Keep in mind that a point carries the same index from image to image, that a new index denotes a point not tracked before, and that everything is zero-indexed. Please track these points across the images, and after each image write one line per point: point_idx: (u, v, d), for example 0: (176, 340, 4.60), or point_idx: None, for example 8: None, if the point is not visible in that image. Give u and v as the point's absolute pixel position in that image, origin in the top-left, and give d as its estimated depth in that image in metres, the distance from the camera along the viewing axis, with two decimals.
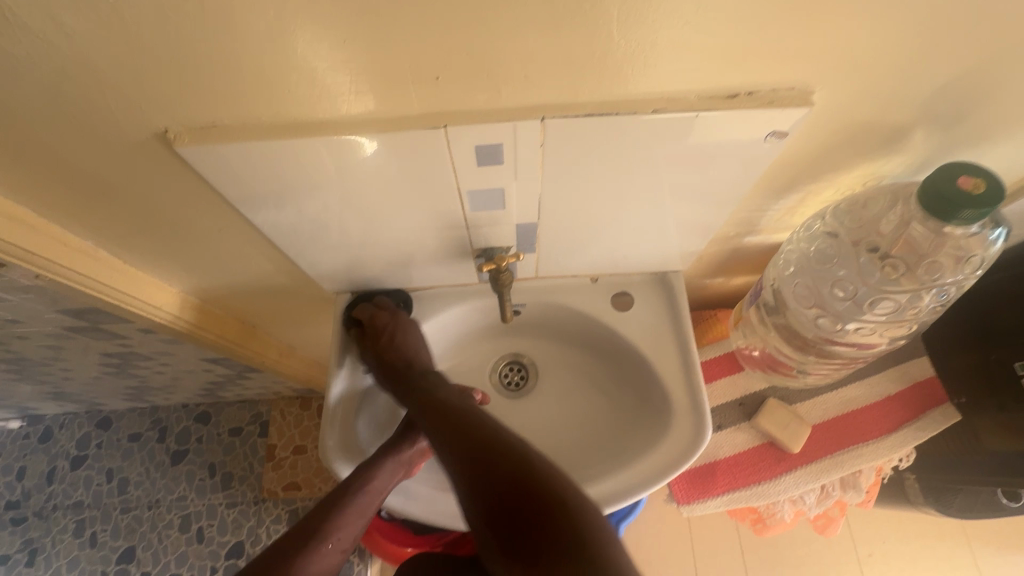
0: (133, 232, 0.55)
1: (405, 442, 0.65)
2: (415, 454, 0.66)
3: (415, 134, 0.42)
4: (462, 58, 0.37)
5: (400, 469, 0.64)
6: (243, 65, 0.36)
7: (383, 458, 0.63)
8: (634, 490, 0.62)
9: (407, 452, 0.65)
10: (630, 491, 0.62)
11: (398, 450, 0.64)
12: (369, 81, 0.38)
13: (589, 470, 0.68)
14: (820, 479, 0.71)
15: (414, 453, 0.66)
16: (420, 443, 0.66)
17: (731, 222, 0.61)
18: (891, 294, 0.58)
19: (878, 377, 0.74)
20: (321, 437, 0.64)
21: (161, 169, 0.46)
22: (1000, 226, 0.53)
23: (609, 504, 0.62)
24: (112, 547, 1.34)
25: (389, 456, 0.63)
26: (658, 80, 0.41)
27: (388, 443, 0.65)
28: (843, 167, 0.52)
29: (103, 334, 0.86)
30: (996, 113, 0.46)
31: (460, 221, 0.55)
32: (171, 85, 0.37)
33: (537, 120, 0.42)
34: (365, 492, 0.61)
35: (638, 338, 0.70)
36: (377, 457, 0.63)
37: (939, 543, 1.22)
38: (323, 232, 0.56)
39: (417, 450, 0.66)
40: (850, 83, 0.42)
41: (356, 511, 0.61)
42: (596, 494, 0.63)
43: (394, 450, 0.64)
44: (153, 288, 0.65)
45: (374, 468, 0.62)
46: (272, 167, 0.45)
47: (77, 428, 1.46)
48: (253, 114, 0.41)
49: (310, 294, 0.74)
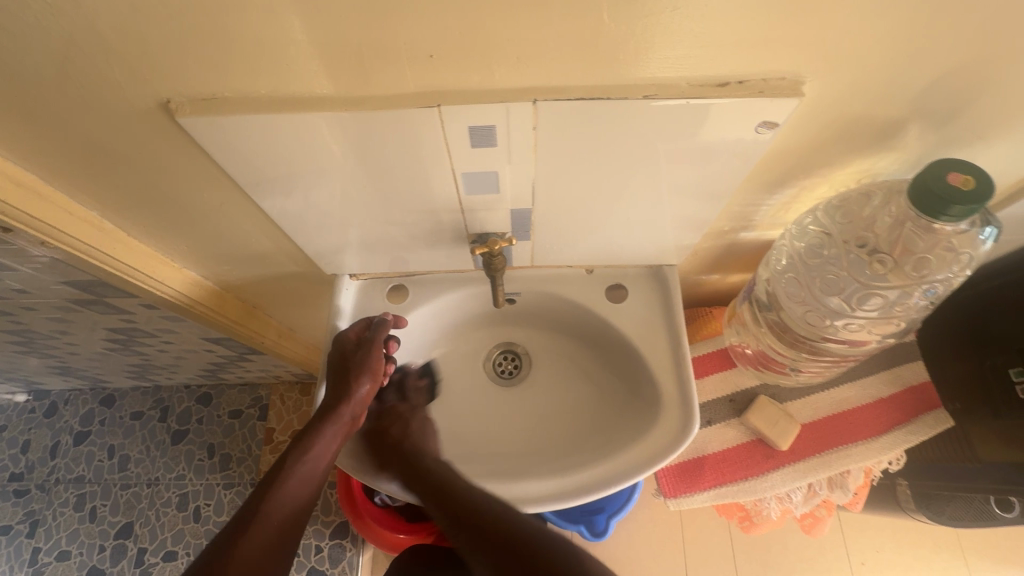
0: (140, 206, 0.57)
1: (341, 402, 0.64)
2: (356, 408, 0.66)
3: (408, 113, 0.43)
4: (455, 37, 0.38)
5: (344, 426, 0.65)
6: (242, 36, 0.37)
7: (322, 422, 0.64)
8: (630, 473, 0.62)
9: (334, 414, 0.64)
10: (618, 478, 0.63)
11: (335, 413, 0.64)
12: (365, 58, 0.39)
13: (564, 461, 0.68)
14: (806, 477, 0.71)
15: (356, 406, 0.66)
16: (357, 396, 0.65)
17: (726, 215, 0.62)
18: (879, 290, 0.58)
19: (870, 378, 0.74)
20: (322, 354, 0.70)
21: (165, 140, 0.47)
22: (991, 225, 0.53)
23: (587, 494, 0.62)
24: (111, 522, 1.36)
25: (326, 423, 0.64)
26: (652, 67, 0.41)
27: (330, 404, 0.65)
28: (837, 163, 0.52)
29: (109, 309, 0.88)
30: (989, 111, 0.46)
31: (455, 205, 0.55)
32: (173, 55, 0.38)
33: (529, 102, 0.42)
34: (307, 460, 0.63)
35: (630, 331, 0.70)
36: (318, 422, 0.64)
37: (934, 555, 1.21)
38: (321, 211, 0.57)
39: (357, 403, 0.66)
40: (842, 75, 0.42)
41: (301, 478, 0.63)
42: (589, 478, 0.63)
43: (334, 409, 0.64)
44: (156, 262, 0.67)
45: (316, 436, 0.63)
46: (273, 144, 0.46)
47: (82, 405, 1.49)
48: (250, 88, 0.42)
49: (308, 276, 0.75)
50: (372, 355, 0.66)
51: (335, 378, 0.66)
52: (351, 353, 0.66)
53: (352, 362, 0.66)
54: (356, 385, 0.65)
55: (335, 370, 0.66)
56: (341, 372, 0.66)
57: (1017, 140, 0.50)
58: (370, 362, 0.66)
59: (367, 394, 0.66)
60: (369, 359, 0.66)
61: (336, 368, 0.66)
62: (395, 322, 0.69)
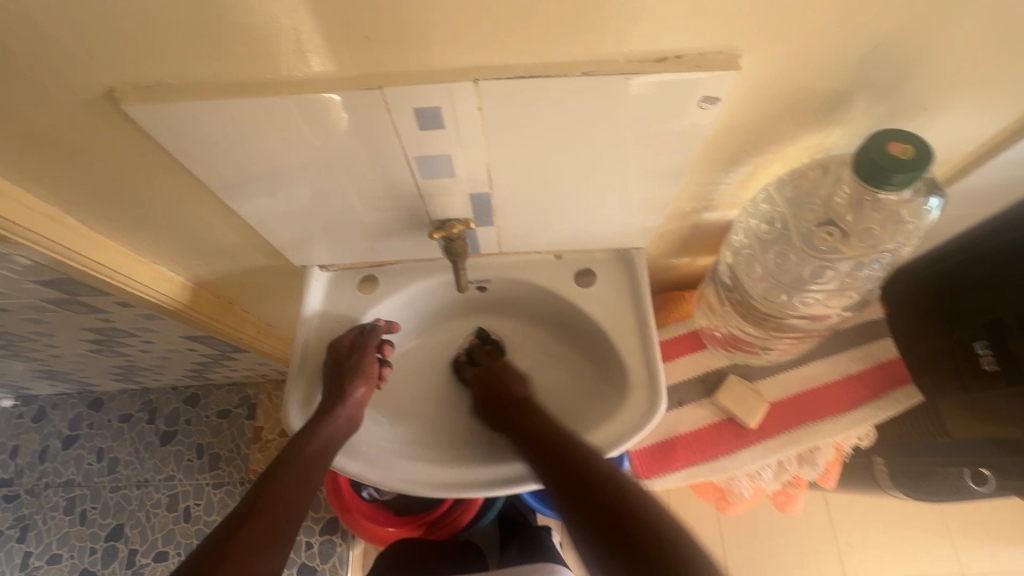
0: (103, 201, 0.57)
1: (336, 403, 0.65)
2: (352, 412, 0.66)
3: (348, 96, 0.43)
4: (389, 17, 0.38)
5: (341, 426, 0.65)
6: (176, 20, 0.38)
7: (318, 425, 0.63)
8: (614, 444, 0.63)
9: (327, 419, 0.64)
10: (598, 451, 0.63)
11: (331, 415, 0.64)
12: (302, 39, 0.40)
13: None
14: (776, 454, 0.72)
15: (352, 408, 0.66)
16: (352, 399, 0.65)
17: (686, 196, 0.62)
18: (833, 263, 0.59)
19: (837, 356, 0.75)
20: (296, 360, 0.70)
21: (116, 130, 0.47)
22: (935, 196, 0.55)
23: None
24: (102, 524, 1.36)
25: (323, 422, 0.64)
26: (586, 44, 0.42)
27: (325, 408, 0.65)
28: (787, 139, 0.53)
29: (85, 308, 0.88)
30: (927, 83, 0.47)
31: (414, 191, 0.56)
32: (110, 39, 0.39)
33: (469, 82, 0.43)
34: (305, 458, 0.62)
35: (598, 314, 0.71)
36: (314, 421, 0.64)
37: (920, 534, 1.22)
38: (282, 201, 0.57)
39: (352, 408, 0.65)
40: (773, 48, 0.43)
41: (300, 475, 0.62)
42: None
43: (330, 414, 0.64)
44: (125, 259, 0.67)
45: (313, 436, 0.63)
46: (222, 129, 0.46)
47: (70, 409, 1.49)
48: (193, 75, 0.42)
49: (279, 267, 0.75)
50: (365, 358, 0.67)
51: (329, 382, 0.66)
52: (343, 357, 0.68)
53: (347, 365, 0.67)
54: (351, 389, 0.65)
55: (329, 375, 0.67)
56: (335, 376, 0.66)
57: (961, 111, 0.50)
58: (363, 365, 0.67)
59: (363, 397, 0.66)
60: (363, 362, 0.67)
61: (329, 372, 0.67)
62: (388, 327, 0.72)
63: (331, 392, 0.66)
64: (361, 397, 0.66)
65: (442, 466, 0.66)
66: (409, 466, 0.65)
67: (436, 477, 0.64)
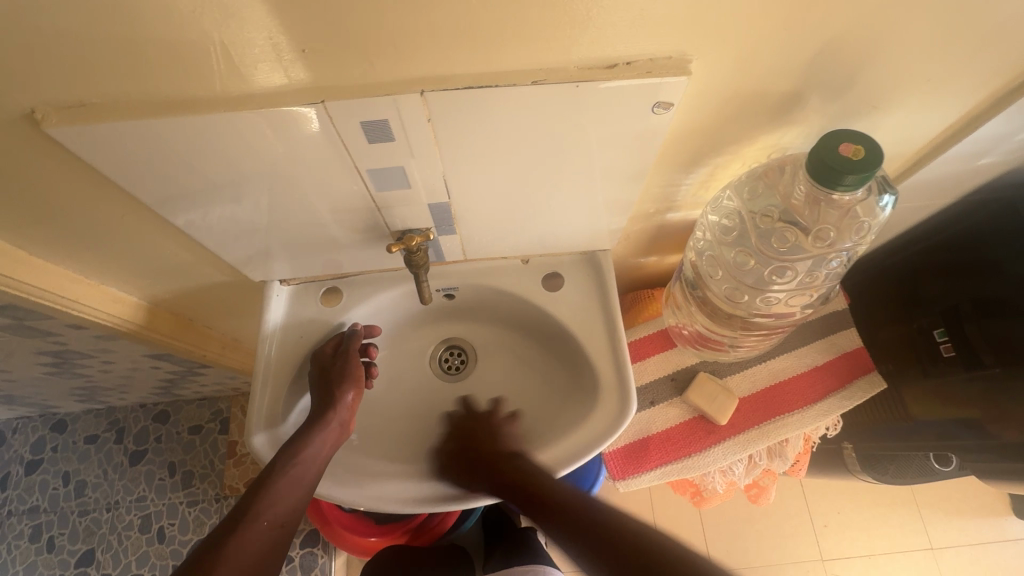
0: (37, 223, 0.54)
1: (327, 409, 0.64)
2: (346, 415, 0.65)
3: (290, 110, 0.41)
4: (326, 30, 0.37)
5: (334, 430, 0.64)
6: (92, 36, 0.35)
7: (312, 430, 0.62)
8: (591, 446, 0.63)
9: (319, 426, 0.62)
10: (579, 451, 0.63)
11: (324, 420, 0.63)
12: (231, 54, 0.38)
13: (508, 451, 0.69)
14: (746, 449, 0.73)
15: (344, 411, 0.65)
16: (344, 403, 0.65)
17: (648, 197, 0.62)
18: (793, 262, 0.60)
19: (804, 348, 0.76)
20: (252, 396, 0.66)
21: (44, 151, 0.45)
22: (888, 193, 0.56)
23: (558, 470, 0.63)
24: (71, 550, 1.32)
25: (315, 431, 0.62)
26: (533, 53, 0.41)
27: (316, 414, 0.64)
28: (743, 140, 0.53)
29: (35, 332, 0.83)
30: (878, 81, 0.47)
31: (371, 202, 0.54)
32: (22, 58, 0.36)
33: (416, 93, 0.41)
34: (296, 463, 0.60)
35: (567, 318, 0.70)
36: (305, 429, 0.62)
37: (891, 511, 1.26)
38: (234, 218, 0.55)
39: (344, 411, 0.65)
40: (720, 54, 0.42)
41: (290, 481, 0.59)
42: (549, 459, 0.64)
43: (323, 419, 0.63)
44: (68, 281, 0.63)
45: (304, 443, 0.61)
46: (156, 147, 0.44)
47: (31, 432, 1.42)
48: (117, 91, 0.40)
49: (238, 282, 0.73)
50: (350, 361, 0.66)
51: (319, 391, 0.66)
52: (329, 364, 0.67)
53: (334, 371, 0.66)
54: (342, 391, 0.64)
55: (318, 383, 0.66)
56: (324, 384, 0.66)
57: (912, 107, 0.51)
58: (350, 368, 0.65)
59: (353, 401, 0.66)
60: (349, 365, 0.66)
61: (318, 381, 0.66)
62: (368, 331, 0.72)
63: (321, 400, 0.65)
64: (351, 399, 0.65)
65: (413, 480, 0.65)
66: (378, 483, 0.64)
67: (407, 492, 0.63)
